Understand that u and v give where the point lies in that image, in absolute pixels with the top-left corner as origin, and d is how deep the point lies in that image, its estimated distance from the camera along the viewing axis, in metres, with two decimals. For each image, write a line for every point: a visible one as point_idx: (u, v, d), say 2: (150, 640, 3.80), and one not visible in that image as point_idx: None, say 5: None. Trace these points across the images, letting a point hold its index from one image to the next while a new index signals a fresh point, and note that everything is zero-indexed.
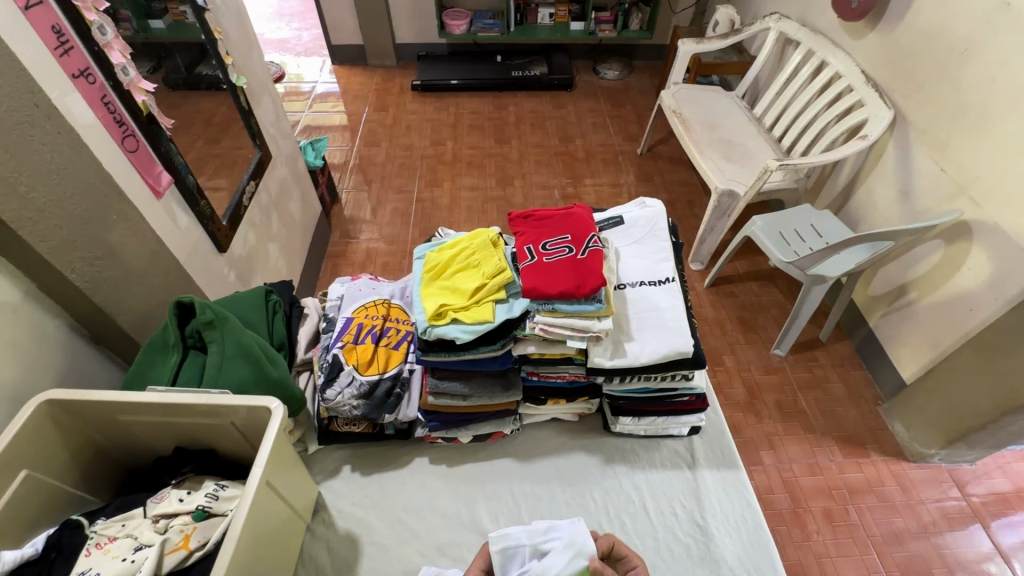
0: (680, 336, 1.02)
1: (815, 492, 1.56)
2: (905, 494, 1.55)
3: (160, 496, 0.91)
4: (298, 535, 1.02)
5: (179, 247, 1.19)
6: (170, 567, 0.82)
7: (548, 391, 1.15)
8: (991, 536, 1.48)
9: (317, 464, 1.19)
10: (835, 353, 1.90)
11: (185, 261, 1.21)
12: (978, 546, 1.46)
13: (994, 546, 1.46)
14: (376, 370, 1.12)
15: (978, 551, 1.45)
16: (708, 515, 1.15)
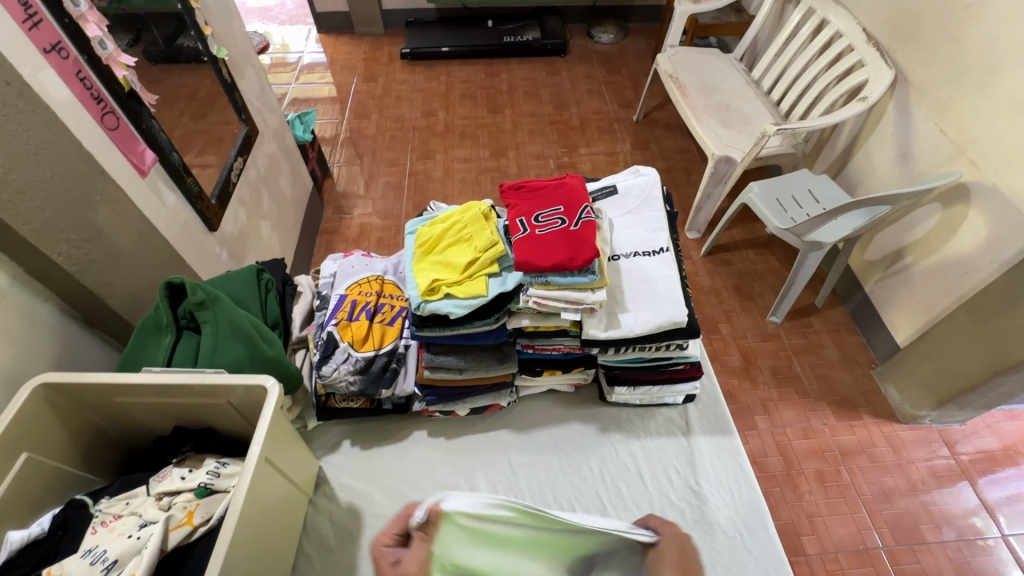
0: (674, 307, 1.02)
1: (808, 455, 1.59)
2: (896, 454, 1.59)
3: (162, 474, 0.92)
4: (300, 508, 1.04)
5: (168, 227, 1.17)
6: (176, 543, 0.84)
7: (544, 363, 1.15)
8: (978, 492, 1.52)
9: (317, 440, 1.21)
10: (830, 319, 1.91)
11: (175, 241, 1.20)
12: (965, 502, 1.50)
13: (980, 501, 1.50)
14: (371, 346, 1.12)
15: (965, 506, 1.49)
16: (702, 480, 1.17)
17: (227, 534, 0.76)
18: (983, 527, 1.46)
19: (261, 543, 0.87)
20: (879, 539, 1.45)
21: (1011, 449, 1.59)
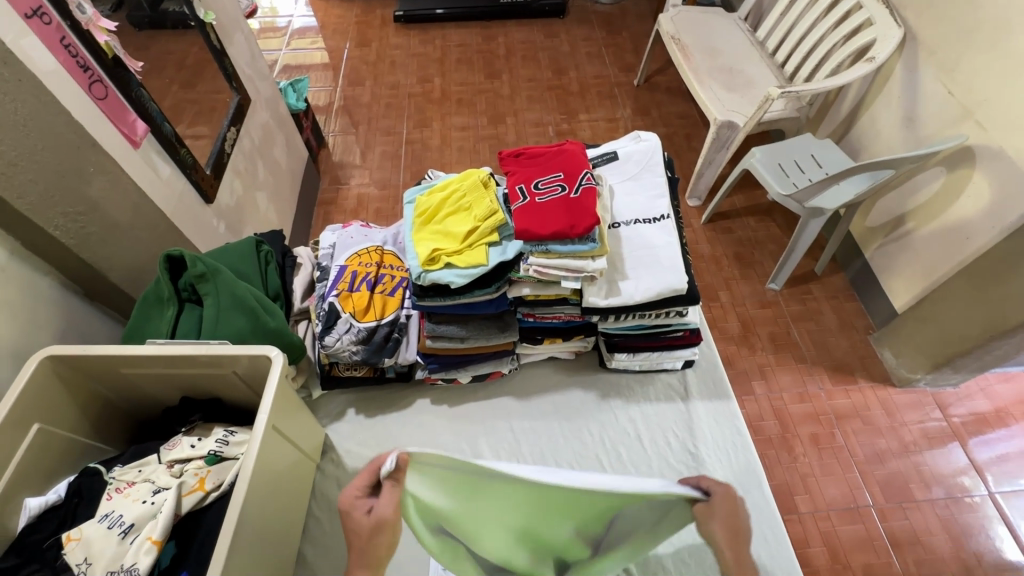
0: (674, 274, 1.02)
1: (803, 418, 1.62)
2: (890, 417, 1.62)
3: (172, 443, 0.94)
4: (308, 474, 1.07)
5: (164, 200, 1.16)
6: (189, 507, 0.86)
7: (544, 331, 1.16)
8: (968, 452, 1.56)
9: (322, 409, 1.23)
10: (830, 286, 1.91)
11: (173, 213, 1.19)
12: (954, 462, 1.54)
13: (969, 462, 1.54)
14: (373, 316, 1.12)
15: (954, 466, 1.54)
16: (700, 443, 1.20)
17: (239, 497, 0.79)
18: (971, 486, 1.51)
19: (273, 508, 0.90)
20: (870, 498, 1.49)
21: (1002, 411, 1.62)
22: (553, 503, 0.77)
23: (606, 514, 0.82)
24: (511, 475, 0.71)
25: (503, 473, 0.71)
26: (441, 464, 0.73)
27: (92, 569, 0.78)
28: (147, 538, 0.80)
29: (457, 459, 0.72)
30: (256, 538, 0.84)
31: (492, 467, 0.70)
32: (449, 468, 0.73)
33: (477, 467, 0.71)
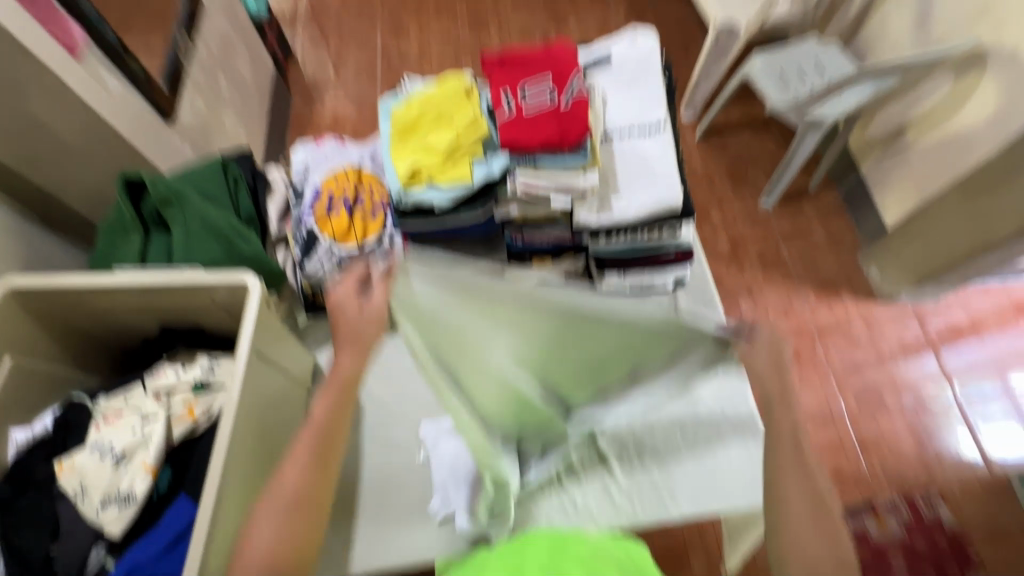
0: (669, 189, 0.97)
1: (787, 334, 1.66)
2: (870, 331, 1.66)
3: (156, 372, 0.92)
4: (299, 399, 1.07)
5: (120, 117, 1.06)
6: (181, 435, 0.86)
7: (533, 251, 1.12)
8: (939, 360, 1.61)
9: (310, 337, 1.17)
10: (823, 204, 1.85)
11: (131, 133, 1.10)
12: (925, 370, 1.61)
13: (940, 369, 1.60)
14: (355, 240, 1.08)
15: (926, 374, 1.60)
16: None
17: (229, 422, 0.78)
18: (938, 391, 1.58)
19: (268, 429, 0.91)
20: (844, 405, 1.58)
21: (977, 322, 1.65)
22: (549, 326, 0.87)
23: (605, 349, 0.90)
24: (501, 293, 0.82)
25: (503, 289, 0.81)
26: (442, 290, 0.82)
27: (89, 495, 0.78)
28: (141, 466, 0.80)
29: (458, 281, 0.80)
30: (252, 461, 0.85)
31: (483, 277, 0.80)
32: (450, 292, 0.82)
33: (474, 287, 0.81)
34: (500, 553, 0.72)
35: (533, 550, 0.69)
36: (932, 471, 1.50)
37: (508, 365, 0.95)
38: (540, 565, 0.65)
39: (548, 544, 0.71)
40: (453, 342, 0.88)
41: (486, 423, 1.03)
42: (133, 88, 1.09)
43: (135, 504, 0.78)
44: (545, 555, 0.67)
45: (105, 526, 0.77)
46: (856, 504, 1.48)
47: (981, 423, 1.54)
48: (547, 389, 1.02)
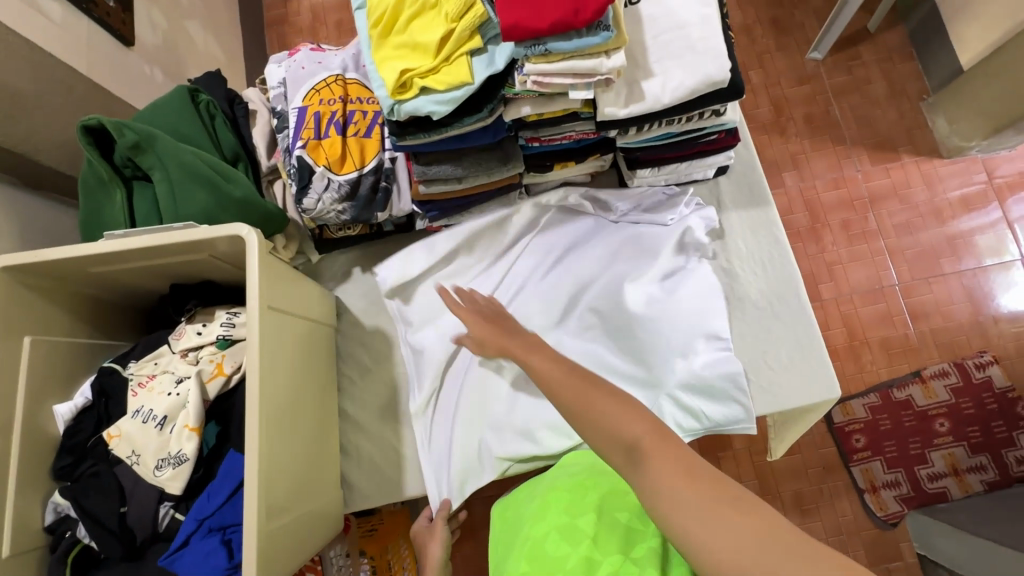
0: (714, 62, 0.79)
1: (835, 206, 1.68)
2: (930, 191, 1.67)
3: (178, 333, 0.89)
4: (325, 339, 1.04)
5: (70, 52, 1.01)
6: (216, 392, 0.85)
7: (555, 155, 0.97)
8: (1004, 209, 1.64)
9: (326, 272, 1.14)
10: (883, 46, 1.74)
11: (90, 70, 1.05)
12: (986, 218, 1.64)
13: (1002, 216, 1.64)
14: (353, 165, 0.95)
15: (985, 221, 1.64)
16: (733, 256, 1.07)
17: (255, 383, 0.75)
18: (1002, 232, 1.63)
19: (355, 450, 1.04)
20: (896, 276, 1.64)
21: None
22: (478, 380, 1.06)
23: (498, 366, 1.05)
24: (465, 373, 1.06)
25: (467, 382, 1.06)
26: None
27: (144, 458, 0.80)
28: (185, 427, 0.80)
29: (596, 357, 1.02)
30: (288, 411, 0.85)
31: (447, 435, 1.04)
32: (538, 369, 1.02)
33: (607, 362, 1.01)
34: (529, 512, 0.78)
35: (553, 503, 0.75)
36: (987, 336, 1.59)
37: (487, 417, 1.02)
38: (559, 526, 0.72)
39: (565, 495, 0.75)
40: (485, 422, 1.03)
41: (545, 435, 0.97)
42: (80, 12, 1.03)
43: (188, 463, 0.79)
44: (559, 509, 0.74)
45: (166, 486, 0.79)
46: (903, 376, 1.59)
47: None
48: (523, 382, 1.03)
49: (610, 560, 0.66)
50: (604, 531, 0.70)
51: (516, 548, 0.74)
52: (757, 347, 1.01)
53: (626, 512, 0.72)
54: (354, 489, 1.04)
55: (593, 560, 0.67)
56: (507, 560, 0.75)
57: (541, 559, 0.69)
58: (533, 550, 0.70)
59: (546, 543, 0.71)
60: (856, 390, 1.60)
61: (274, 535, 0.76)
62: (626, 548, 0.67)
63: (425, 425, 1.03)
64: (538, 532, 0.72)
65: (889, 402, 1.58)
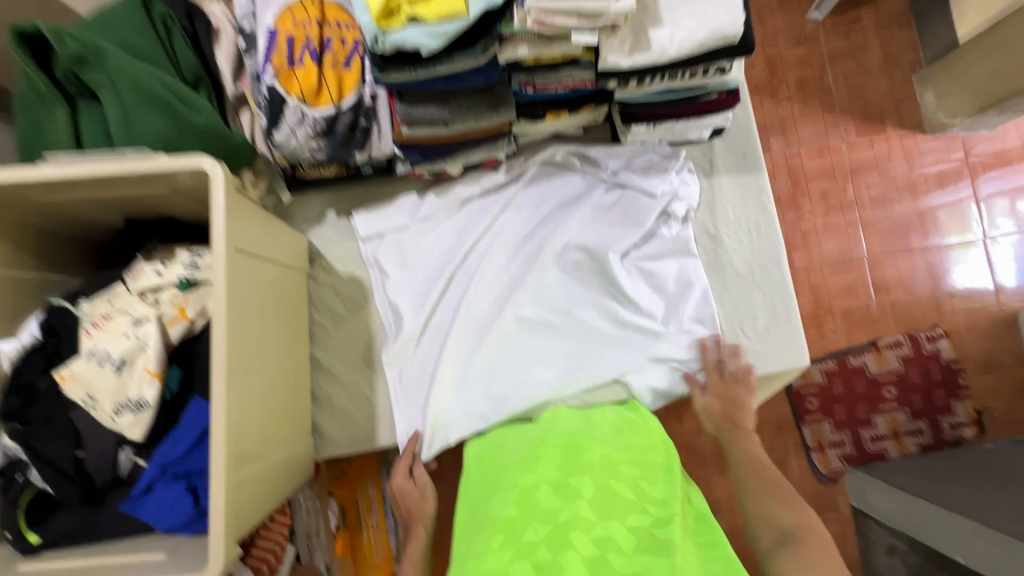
0: (726, 15, 0.74)
1: (817, 175, 1.68)
2: (908, 165, 1.68)
3: (135, 271, 0.82)
4: (298, 286, 1.00)
5: None
6: (180, 337, 0.80)
7: (547, 103, 0.91)
8: (975, 187, 1.68)
9: (299, 213, 1.07)
10: (883, 11, 1.69)
11: None
12: (957, 195, 1.68)
13: (972, 194, 1.68)
14: (329, 99, 0.87)
15: (956, 199, 1.68)
16: (719, 221, 1.06)
17: (221, 330, 0.71)
18: (969, 210, 1.67)
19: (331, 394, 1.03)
20: (866, 248, 1.67)
21: None
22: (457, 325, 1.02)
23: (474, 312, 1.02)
24: (444, 314, 1.03)
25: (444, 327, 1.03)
26: (577, 380, 0.98)
27: (100, 403, 0.75)
28: (145, 371, 0.76)
29: (568, 313, 1.01)
30: (257, 360, 0.81)
31: (420, 379, 1.01)
32: (517, 327, 1.01)
33: (586, 324, 1.01)
34: (515, 463, 0.78)
35: (546, 460, 0.75)
36: (941, 310, 1.66)
37: (463, 365, 1.00)
38: (552, 482, 0.71)
39: (558, 454, 0.76)
40: (465, 373, 0.99)
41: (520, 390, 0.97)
42: None
43: (150, 409, 0.75)
44: (552, 466, 0.74)
45: (125, 432, 0.75)
46: (860, 344, 1.67)
47: (999, 240, 1.67)
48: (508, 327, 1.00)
49: (605, 524, 0.65)
50: (599, 493, 0.68)
51: (502, 495, 0.73)
52: (738, 317, 1.03)
53: (623, 482, 0.71)
54: (325, 436, 1.03)
55: (588, 521, 0.65)
56: (491, 501, 0.75)
57: (531, 510, 0.68)
58: (525, 501, 0.69)
59: (538, 494, 0.70)
60: (815, 355, 1.67)
61: (242, 484, 0.74)
62: (622, 515, 0.66)
63: (396, 370, 1.02)
64: (529, 483, 0.72)
65: (844, 368, 1.66)
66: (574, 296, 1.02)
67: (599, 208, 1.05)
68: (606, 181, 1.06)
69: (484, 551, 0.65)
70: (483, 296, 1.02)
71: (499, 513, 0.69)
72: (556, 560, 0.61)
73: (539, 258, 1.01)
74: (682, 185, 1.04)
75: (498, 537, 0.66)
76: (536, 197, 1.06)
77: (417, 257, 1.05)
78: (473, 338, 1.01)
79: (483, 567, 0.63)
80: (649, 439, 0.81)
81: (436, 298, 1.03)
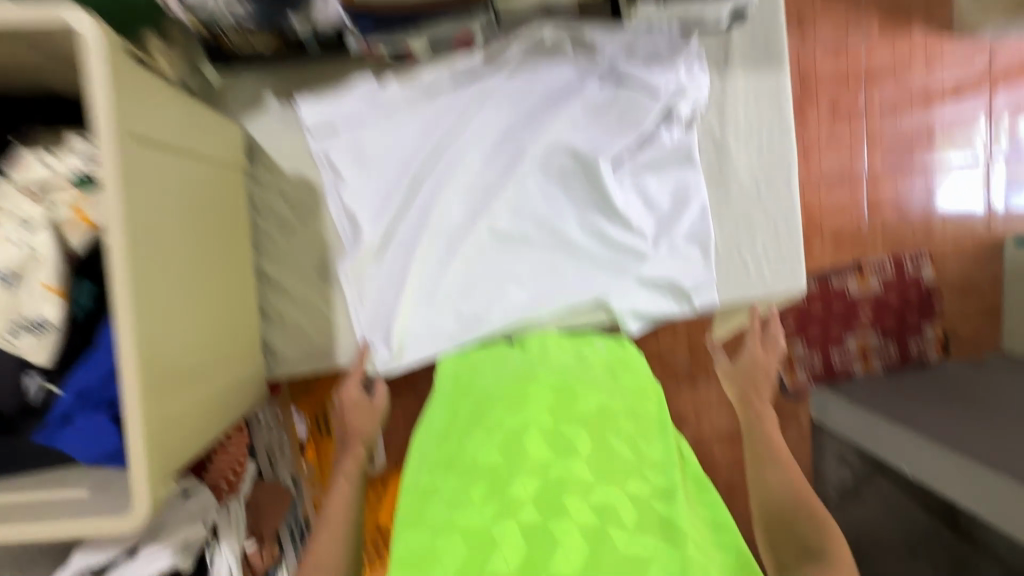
0: None
1: (830, 80, 1.51)
2: (926, 73, 1.53)
3: (14, 162, 0.66)
4: (234, 187, 0.85)
5: None
6: (83, 244, 0.66)
7: None
8: (990, 100, 1.56)
9: (232, 97, 0.89)
10: None
11: None
12: (970, 109, 1.56)
13: (986, 108, 1.56)
14: None
15: (968, 113, 1.56)
16: (728, 126, 0.92)
17: (117, 230, 0.56)
18: (978, 127, 1.56)
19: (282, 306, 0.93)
20: (867, 164, 1.56)
21: None
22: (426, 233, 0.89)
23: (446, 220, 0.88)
24: (412, 220, 0.89)
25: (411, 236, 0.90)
26: (556, 300, 0.89)
27: None
28: (41, 285, 0.62)
29: (551, 226, 0.89)
30: (177, 275, 0.68)
31: (383, 292, 0.89)
32: (491, 242, 0.89)
33: (570, 241, 0.89)
34: (497, 404, 0.61)
35: (537, 400, 0.59)
36: (930, 233, 1.60)
37: (432, 279, 0.88)
38: (544, 429, 0.55)
39: (550, 398, 0.59)
40: (434, 289, 0.88)
41: (493, 309, 0.88)
42: None
43: (55, 331, 0.64)
44: (546, 410, 0.57)
45: (27, 355, 0.64)
46: (844, 265, 1.60)
47: (1003, 158, 1.59)
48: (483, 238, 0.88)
49: (604, 488, 0.48)
50: (601, 451, 0.52)
51: (484, 435, 0.57)
52: (737, 236, 0.93)
53: (621, 439, 0.55)
54: (279, 356, 0.94)
55: (586, 482, 0.48)
56: (468, 442, 0.58)
57: (520, 460, 0.52)
58: (512, 447, 0.53)
59: (526, 442, 0.53)
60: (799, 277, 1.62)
61: (166, 412, 0.64)
62: (625, 480, 0.50)
63: (356, 283, 0.90)
64: (517, 427, 0.56)
65: (825, 290, 1.59)
66: (558, 207, 0.89)
67: (592, 103, 0.89)
68: (602, 71, 0.89)
69: (460, 503, 0.50)
70: (456, 202, 0.89)
71: (478, 460, 0.54)
72: (544, 527, 0.45)
73: (521, 162, 0.87)
74: (691, 80, 0.88)
75: (479, 486, 0.51)
76: (520, 86, 0.89)
77: (379, 151, 0.89)
78: (445, 250, 0.88)
79: (457, 523, 0.48)
80: (639, 383, 0.70)
81: (403, 203, 0.89)
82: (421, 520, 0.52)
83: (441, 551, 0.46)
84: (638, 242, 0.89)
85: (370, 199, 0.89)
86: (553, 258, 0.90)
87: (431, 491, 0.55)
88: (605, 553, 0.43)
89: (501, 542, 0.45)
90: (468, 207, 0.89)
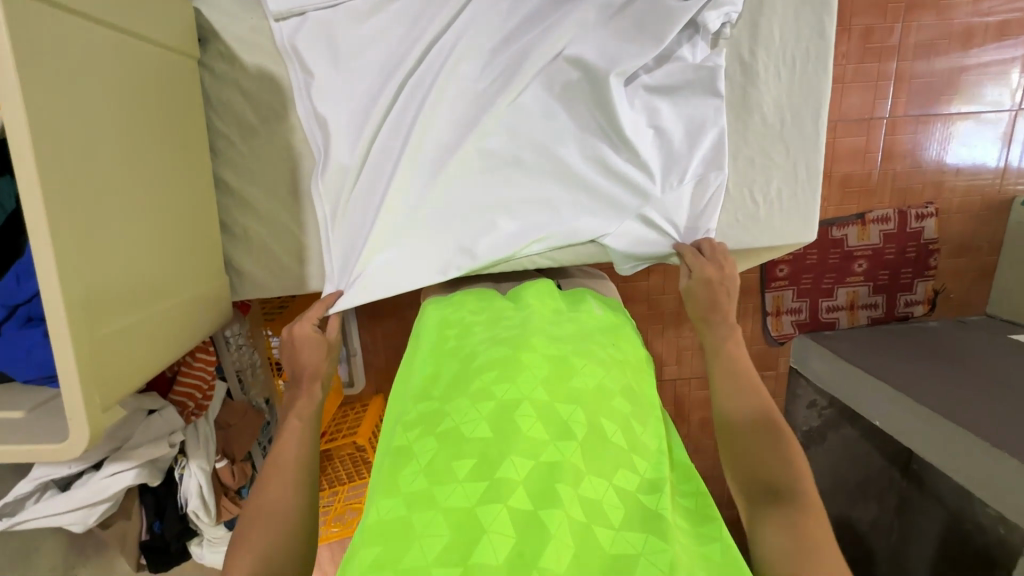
0: None
1: (866, 7, 1.37)
2: (973, 7, 1.38)
3: None
4: (184, 79, 0.73)
5: None
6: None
7: None
8: None
9: None
10: None
11: None
12: (1012, 52, 1.42)
13: None
14: None
15: (1009, 56, 1.42)
16: (761, 46, 0.80)
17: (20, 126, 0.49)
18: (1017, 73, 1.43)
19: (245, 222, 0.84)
20: (890, 107, 1.44)
21: None
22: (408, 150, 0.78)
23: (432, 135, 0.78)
24: (393, 134, 0.78)
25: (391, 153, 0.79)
26: (547, 233, 0.80)
27: None
28: None
29: (547, 151, 0.80)
30: (103, 181, 0.59)
31: (360, 215, 0.80)
32: (481, 164, 0.79)
33: (568, 169, 0.80)
34: (484, 362, 0.54)
35: (528, 365, 0.52)
36: (941, 187, 1.52)
37: (414, 203, 0.79)
38: (537, 402, 0.49)
39: (545, 363, 0.53)
40: (416, 214, 0.79)
41: (478, 241, 0.79)
42: None
43: None
44: (543, 381, 0.51)
45: None
46: (848, 215, 1.53)
47: None
48: (474, 160, 0.79)
49: (593, 480, 0.45)
50: (597, 437, 0.48)
51: (470, 402, 0.50)
52: (751, 175, 0.85)
53: (616, 422, 0.50)
54: (245, 276, 0.86)
55: (577, 472, 0.45)
56: (450, 405, 0.52)
57: (510, 438, 0.46)
58: (503, 421, 0.48)
59: (517, 418, 0.48)
60: None
61: (99, 341, 0.57)
62: (614, 471, 0.47)
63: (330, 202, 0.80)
64: (508, 395, 0.49)
65: (824, 239, 1.54)
66: (558, 130, 0.80)
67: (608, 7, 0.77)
68: None
69: (442, 477, 0.45)
70: (444, 116, 0.78)
71: (461, 426, 0.49)
72: (529, 518, 0.42)
73: (521, 76, 0.76)
74: None
75: (467, 462, 0.46)
76: None
77: (356, 47, 0.77)
78: (432, 172, 0.79)
79: (437, 498, 0.44)
80: (634, 354, 0.65)
81: (382, 113, 0.78)
82: (394, 484, 0.47)
83: (426, 536, 0.42)
84: (643, 175, 0.80)
85: (346, 105, 0.78)
86: (547, 188, 0.81)
87: (406, 452, 0.50)
88: (591, 552, 0.42)
89: (490, 528, 0.41)
90: (457, 123, 0.79)
